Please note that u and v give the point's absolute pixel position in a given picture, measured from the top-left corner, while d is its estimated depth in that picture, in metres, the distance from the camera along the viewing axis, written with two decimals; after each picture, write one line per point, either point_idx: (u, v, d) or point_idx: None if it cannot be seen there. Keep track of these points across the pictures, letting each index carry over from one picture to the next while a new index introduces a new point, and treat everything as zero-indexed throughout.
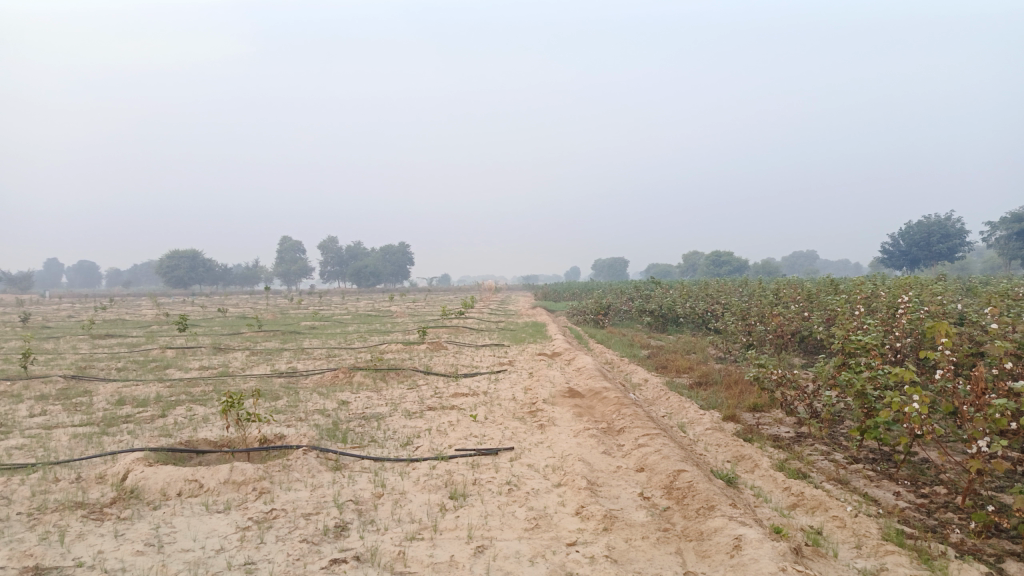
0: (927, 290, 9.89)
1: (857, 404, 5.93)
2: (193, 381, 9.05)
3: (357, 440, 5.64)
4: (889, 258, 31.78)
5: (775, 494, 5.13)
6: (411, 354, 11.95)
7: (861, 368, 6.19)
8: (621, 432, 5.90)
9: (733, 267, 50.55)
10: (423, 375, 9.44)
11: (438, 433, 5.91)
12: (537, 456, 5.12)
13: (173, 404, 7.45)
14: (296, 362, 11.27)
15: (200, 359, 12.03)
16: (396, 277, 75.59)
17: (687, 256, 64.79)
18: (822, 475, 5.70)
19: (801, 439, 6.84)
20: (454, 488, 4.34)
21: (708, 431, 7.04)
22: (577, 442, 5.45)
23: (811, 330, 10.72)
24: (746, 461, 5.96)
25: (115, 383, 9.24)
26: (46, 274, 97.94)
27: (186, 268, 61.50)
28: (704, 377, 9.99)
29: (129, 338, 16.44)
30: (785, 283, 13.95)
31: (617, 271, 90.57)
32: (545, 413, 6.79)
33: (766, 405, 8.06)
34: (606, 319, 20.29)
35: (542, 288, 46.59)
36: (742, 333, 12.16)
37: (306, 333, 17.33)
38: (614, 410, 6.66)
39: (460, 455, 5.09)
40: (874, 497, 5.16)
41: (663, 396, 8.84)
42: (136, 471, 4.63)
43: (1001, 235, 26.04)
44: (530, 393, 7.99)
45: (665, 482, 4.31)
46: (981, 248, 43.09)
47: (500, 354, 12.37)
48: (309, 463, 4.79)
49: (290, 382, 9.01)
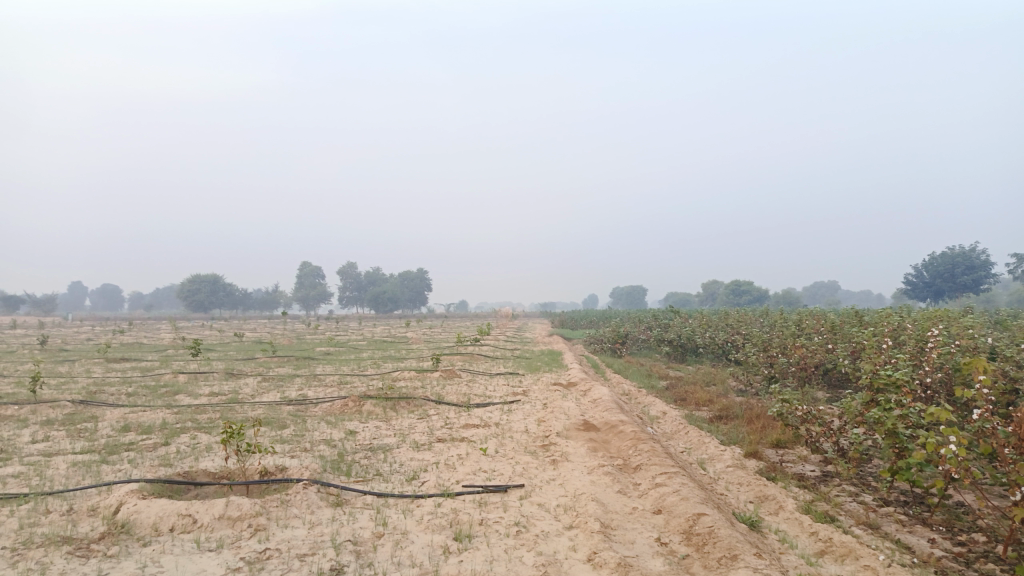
0: (957, 323, 9.57)
1: (888, 443, 5.62)
2: (201, 408, 8.89)
3: (361, 474, 5.42)
4: (913, 289, 31.24)
5: (801, 539, 4.83)
6: (423, 382, 11.74)
7: (891, 405, 5.88)
8: (637, 470, 5.63)
9: (752, 296, 50.03)
10: (435, 405, 9.21)
11: (446, 467, 5.68)
12: (548, 494, 4.87)
13: (178, 431, 7.28)
14: (307, 389, 11.10)
15: (212, 384, 11.89)
16: (414, 304, 75.63)
17: (706, 285, 64.30)
18: (851, 519, 5.39)
19: (827, 479, 6.53)
20: (459, 529, 4.10)
21: (729, 469, 6.75)
22: (591, 480, 5.19)
23: (835, 363, 10.40)
24: (769, 502, 5.67)
25: (122, 409, 9.11)
26: (70, 297, 99.14)
27: (207, 292, 61.93)
28: (725, 410, 9.67)
29: (143, 362, 16.38)
30: (808, 314, 13.63)
31: (636, 300, 90.04)
32: (558, 447, 6.53)
33: (790, 441, 7.74)
34: (624, 348, 20.00)
35: (559, 316, 46.39)
36: (764, 365, 11.83)
37: (320, 359, 17.17)
38: (630, 445, 6.39)
39: (468, 492, 4.85)
40: (908, 543, 4.85)
41: (682, 430, 8.55)
42: (129, 503, 4.44)
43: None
44: (544, 425, 7.73)
45: (684, 527, 4.04)
46: (1008, 280, 42.32)
47: (515, 383, 12.12)
48: (309, 498, 4.58)
49: (299, 410, 8.81)
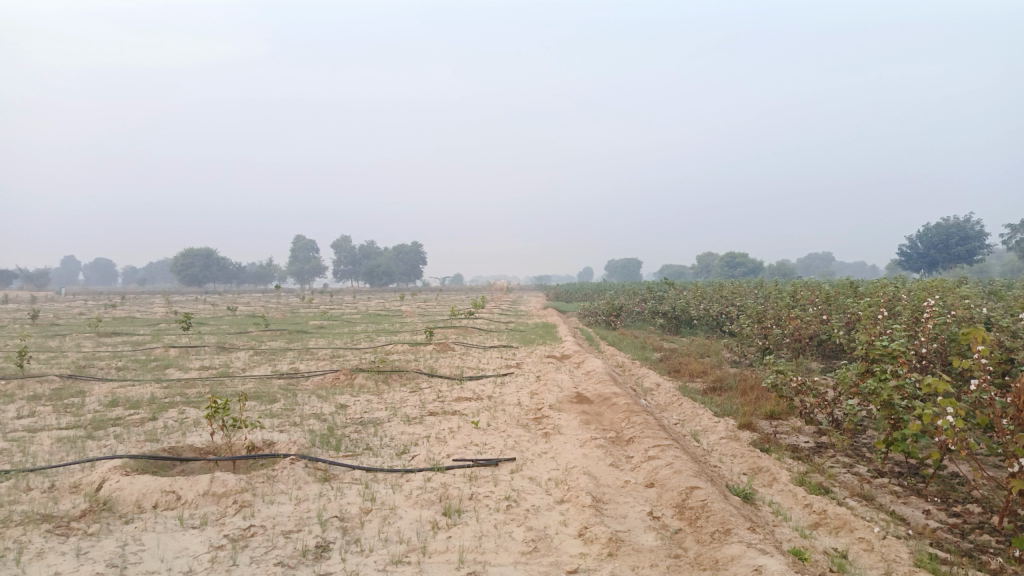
0: (953, 293, 9.51)
1: (883, 414, 5.56)
2: (190, 382, 8.79)
3: (350, 449, 5.33)
4: (907, 260, 31.20)
5: (795, 512, 4.78)
6: (416, 355, 11.66)
7: (886, 376, 5.81)
8: (630, 443, 5.56)
9: (747, 268, 49.95)
10: (427, 378, 9.13)
11: (436, 441, 5.60)
12: (540, 468, 4.80)
13: (166, 406, 7.19)
14: (299, 362, 11.01)
15: (203, 359, 11.79)
16: (409, 277, 75.43)
17: (700, 258, 64.24)
18: (845, 491, 5.34)
19: (821, 450, 6.48)
20: (448, 504, 4.03)
21: (723, 441, 6.70)
22: (583, 454, 5.12)
23: (830, 334, 10.34)
24: (763, 474, 5.62)
25: (111, 383, 9.00)
26: (62, 272, 98.62)
27: (200, 266, 61.64)
28: (719, 382, 9.61)
29: (135, 337, 16.26)
30: (802, 285, 13.55)
31: (630, 272, 90.02)
32: (550, 421, 6.46)
33: (784, 413, 7.70)
34: (618, 321, 19.97)
35: (553, 289, 46.33)
36: (758, 337, 11.77)
37: (314, 333, 17.07)
38: (623, 418, 6.32)
39: (458, 466, 4.77)
40: (903, 515, 4.80)
41: (676, 402, 8.49)
42: (112, 480, 4.34)
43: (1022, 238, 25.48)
44: (536, 398, 7.66)
45: (677, 500, 3.98)
46: (1001, 250, 42.33)
47: (508, 356, 12.05)
48: (295, 474, 4.49)
49: (290, 384, 8.73)
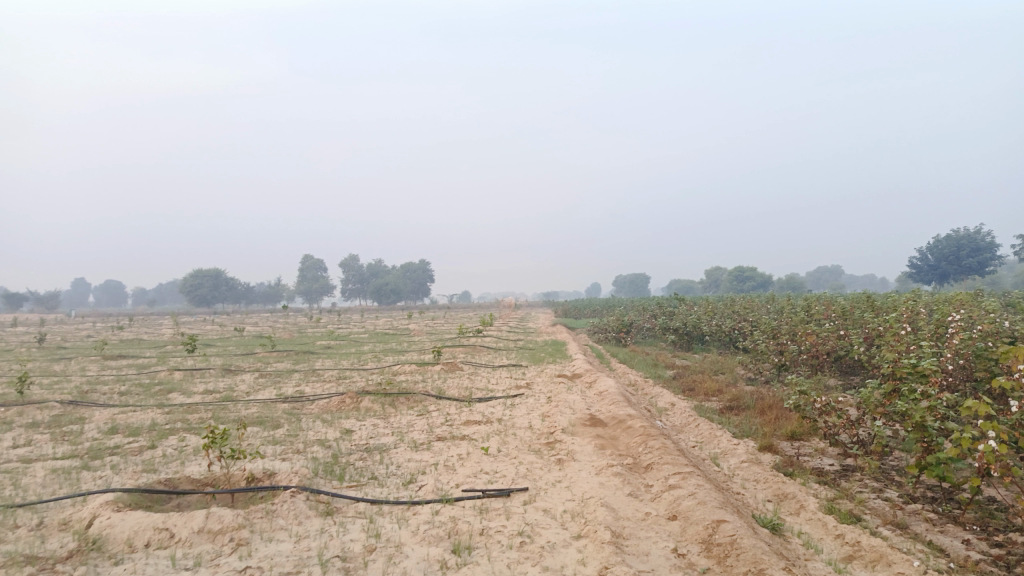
0: (975, 306, 9.22)
1: (915, 437, 5.29)
2: (192, 407, 8.56)
3: (354, 478, 5.09)
4: (918, 272, 30.79)
5: (827, 543, 4.51)
6: (424, 376, 11.43)
7: (917, 396, 5.55)
8: (648, 470, 5.30)
9: (756, 282, 49.57)
10: (435, 400, 8.87)
11: (445, 469, 5.35)
12: (554, 498, 4.55)
13: (166, 433, 6.96)
14: (305, 385, 10.77)
15: (207, 382, 11.57)
16: (417, 295, 75.25)
17: (709, 272, 63.77)
18: (877, 519, 5.06)
19: (848, 474, 6.19)
20: (458, 540, 3.78)
21: (744, 465, 6.43)
22: (600, 482, 4.86)
23: (848, 350, 10.05)
24: (790, 502, 5.34)
25: (112, 409, 8.79)
26: (72, 294, 99.03)
27: (209, 287, 61.64)
28: (735, 401, 9.32)
29: (140, 359, 16.06)
30: (816, 299, 13.24)
31: (639, 288, 89.63)
32: (563, 445, 6.20)
33: (805, 433, 7.41)
34: (628, 337, 19.68)
35: (562, 305, 46.04)
36: (773, 353, 11.48)
37: (320, 353, 16.84)
38: (640, 443, 6.06)
39: (468, 497, 4.52)
40: (942, 546, 4.51)
41: (692, 423, 8.22)
42: (103, 516, 4.11)
43: None
44: (548, 420, 7.40)
45: (703, 536, 3.72)
46: (1013, 261, 41.87)
47: (518, 375, 11.78)
48: (296, 508, 4.25)
49: (295, 408, 8.50)
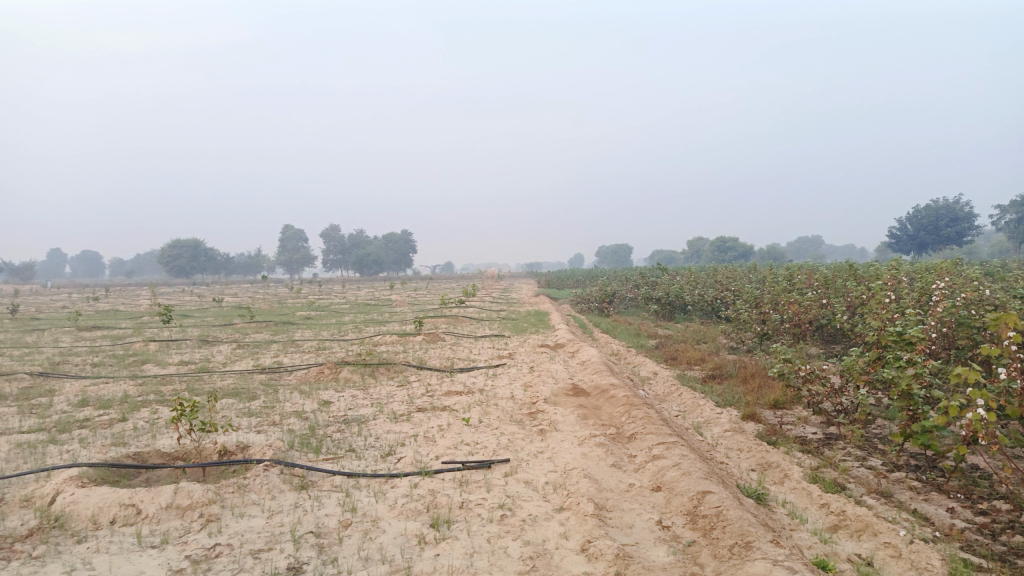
0: (957, 275, 9.19)
1: (901, 405, 5.23)
2: (167, 379, 8.36)
3: (331, 451, 4.95)
4: (897, 242, 30.97)
5: (811, 512, 4.45)
6: (405, 346, 11.27)
7: (903, 364, 5.48)
8: (632, 440, 5.20)
9: (737, 252, 49.76)
10: (416, 371, 8.73)
11: (425, 441, 5.23)
12: (536, 470, 4.44)
13: (138, 406, 6.78)
14: (283, 356, 10.60)
15: (182, 353, 11.34)
16: (399, 266, 74.82)
17: (691, 243, 63.91)
18: (861, 487, 5.01)
19: (831, 442, 6.15)
20: (436, 514, 3.66)
21: (728, 434, 6.37)
22: (582, 453, 4.76)
23: (830, 319, 10.01)
24: (774, 471, 5.28)
25: (84, 381, 8.57)
26: (48, 266, 97.55)
27: (187, 258, 60.81)
28: (717, 370, 9.28)
29: (115, 330, 15.78)
30: (799, 268, 13.20)
31: (621, 258, 89.81)
32: (546, 416, 6.09)
33: (788, 401, 7.37)
34: (611, 307, 19.63)
35: (545, 277, 45.92)
36: (756, 322, 11.43)
37: (299, 324, 16.63)
38: (623, 412, 5.96)
39: (447, 470, 4.40)
40: (926, 514, 4.46)
41: (675, 393, 8.15)
42: (66, 492, 3.95)
43: (1011, 217, 25.13)
44: (530, 390, 7.29)
45: (688, 508, 3.63)
46: (990, 232, 42.26)
47: (500, 345, 11.67)
48: (269, 482, 4.11)
49: (272, 379, 8.34)
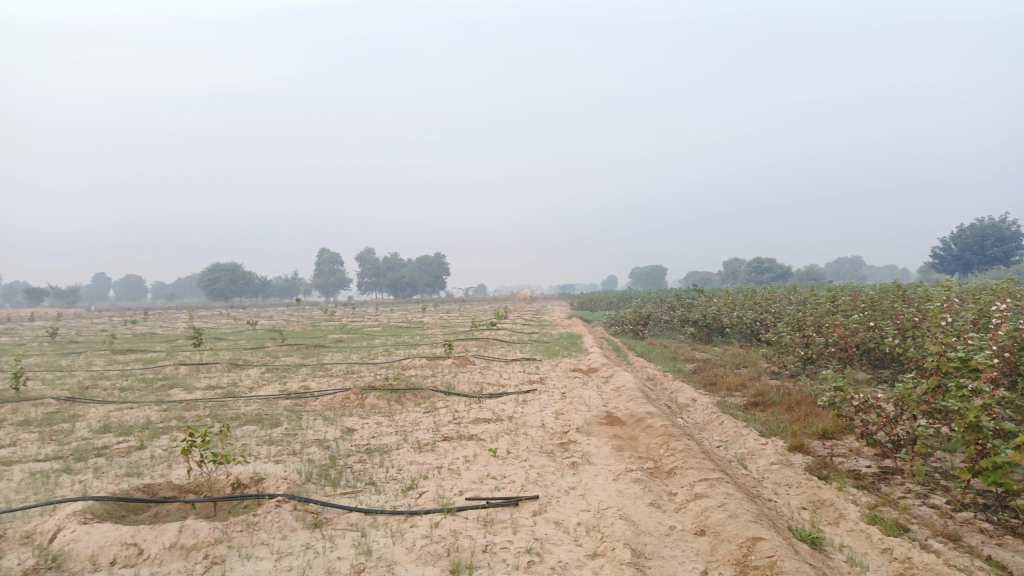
0: (1016, 295, 8.65)
1: (968, 439, 4.79)
2: (191, 404, 8.19)
3: (350, 484, 4.66)
4: (941, 263, 29.95)
5: (873, 559, 4.04)
6: (434, 371, 11.00)
7: (968, 393, 5.04)
8: (671, 475, 4.84)
9: (775, 273, 48.83)
10: (444, 396, 8.44)
11: (449, 474, 4.92)
12: (568, 508, 4.11)
13: (158, 433, 6.59)
14: (310, 380, 10.39)
15: (210, 377, 11.22)
16: (432, 288, 75.01)
17: (726, 264, 62.92)
18: (926, 529, 4.57)
19: (887, 477, 5.70)
20: (458, 559, 3.35)
21: (774, 468, 5.96)
22: (618, 490, 4.41)
23: (879, 343, 9.52)
24: (828, 509, 4.88)
25: (109, 406, 8.44)
26: (93, 289, 99.91)
27: (226, 281, 61.64)
28: (760, 396, 8.83)
29: (148, 354, 15.82)
30: (842, 290, 12.67)
31: (656, 280, 89.01)
32: (578, 447, 5.75)
33: (838, 431, 6.93)
34: (645, 330, 19.17)
35: (578, 299, 45.47)
36: (799, 345, 10.94)
37: (329, 347, 16.47)
38: (661, 443, 5.60)
39: (471, 507, 4.08)
40: (1002, 562, 4.01)
41: (716, 421, 7.74)
42: (67, 530, 3.71)
43: None
44: (562, 418, 6.95)
45: (737, 556, 3.27)
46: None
47: (532, 369, 11.35)
48: (281, 520, 3.84)
49: (297, 405, 8.12)
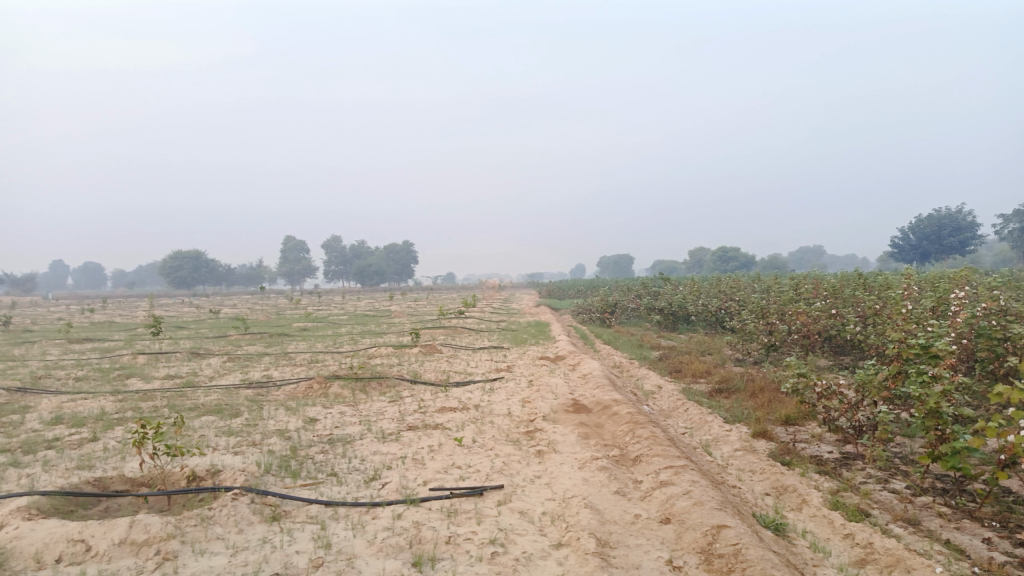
0: (973, 283, 8.81)
1: (928, 425, 4.84)
2: (148, 395, 7.97)
3: (311, 476, 4.56)
4: (899, 252, 30.52)
5: (836, 545, 4.07)
6: (400, 359, 10.87)
7: (928, 379, 5.09)
8: (637, 463, 4.82)
9: (739, 262, 49.38)
10: (409, 385, 8.35)
11: (413, 464, 4.84)
12: (533, 498, 4.06)
13: (113, 424, 6.39)
14: (273, 370, 10.19)
15: (169, 367, 10.94)
16: (400, 276, 74.54)
17: (692, 253, 63.52)
18: (886, 514, 4.62)
19: (849, 462, 5.76)
20: (420, 552, 3.28)
21: (738, 454, 5.98)
22: (584, 478, 4.37)
23: (841, 330, 9.64)
24: (791, 495, 4.90)
25: (62, 397, 8.17)
26: (50, 277, 97.43)
27: (189, 268, 60.50)
28: (724, 383, 8.89)
29: (106, 343, 15.40)
30: (805, 278, 12.81)
31: (623, 269, 89.54)
32: (544, 435, 5.71)
33: (800, 417, 6.99)
34: (612, 318, 19.22)
35: (546, 287, 45.55)
36: (763, 333, 11.04)
37: (294, 336, 16.21)
38: (627, 431, 5.59)
39: (435, 498, 4.01)
40: (960, 546, 4.06)
41: (681, 408, 7.76)
42: (10, 526, 3.55)
43: (1014, 228, 24.72)
44: (528, 406, 6.90)
45: (702, 545, 3.25)
46: (992, 243, 41.83)
47: (499, 358, 11.29)
48: (238, 513, 3.72)
49: (259, 394, 7.95)
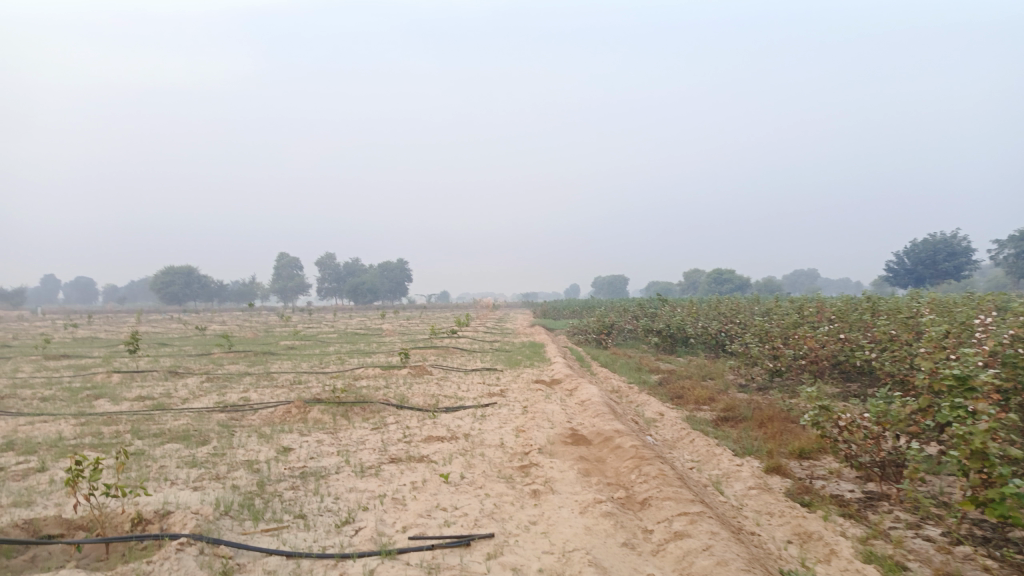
0: (991, 308, 8.32)
1: (970, 465, 4.32)
2: (113, 419, 7.39)
3: (275, 518, 4.01)
4: (895, 276, 30.16)
5: None
6: (387, 381, 10.31)
7: (967, 415, 4.59)
8: (645, 508, 4.29)
9: (733, 284, 49.03)
10: (395, 411, 7.80)
11: (393, 505, 4.30)
12: (527, 550, 3.52)
13: (65, 452, 5.82)
14: (252, 391, 9.62)
15: (143, 387, 10.35)
16: (394, 295, 73.97)
17: (686, 275, 63.20)
18: (925, 568, 4.09)
19: (873, 503, 5.24)
20: None
21: (753, 494, 5.45)
22: (586, 526, 3.84)
23: (851, 355, 9.14)
24: (817, 545, 4.37)
25: (20, 419, 7.58)
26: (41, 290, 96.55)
27: (181, 284, 59.83)
28: (730, 411, 8.37)
29: (83, 361, 14.78)
30: (808, 301, 12.33)
31: (616, 288, 89.22)
32: (539, 471, 5.18)
33: (815, 451, 6.48)
34: (609, 339, 18.71)
35: (540, 307, 45.12)
36: (767, 357, 10.54)
37: (280, 355, 15.60)
38: (632, 467, 5.07)
39: (414, 550, 3.47)
40: None
41: (687, 439, 7.23)
42: None
43: (1009, 253, 24.36)
44: (522, 436, 6.37)
45: None
46: (986, 270, 41.54)
47: (491, 381, 10.75)
48: (181, 568, 3.17)
49: (234, 419, 7.39)
